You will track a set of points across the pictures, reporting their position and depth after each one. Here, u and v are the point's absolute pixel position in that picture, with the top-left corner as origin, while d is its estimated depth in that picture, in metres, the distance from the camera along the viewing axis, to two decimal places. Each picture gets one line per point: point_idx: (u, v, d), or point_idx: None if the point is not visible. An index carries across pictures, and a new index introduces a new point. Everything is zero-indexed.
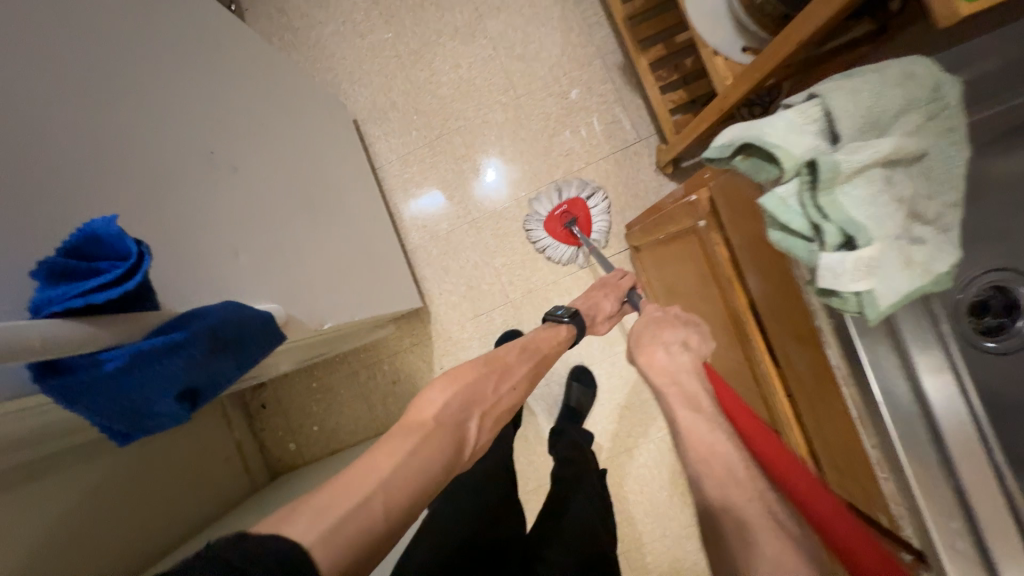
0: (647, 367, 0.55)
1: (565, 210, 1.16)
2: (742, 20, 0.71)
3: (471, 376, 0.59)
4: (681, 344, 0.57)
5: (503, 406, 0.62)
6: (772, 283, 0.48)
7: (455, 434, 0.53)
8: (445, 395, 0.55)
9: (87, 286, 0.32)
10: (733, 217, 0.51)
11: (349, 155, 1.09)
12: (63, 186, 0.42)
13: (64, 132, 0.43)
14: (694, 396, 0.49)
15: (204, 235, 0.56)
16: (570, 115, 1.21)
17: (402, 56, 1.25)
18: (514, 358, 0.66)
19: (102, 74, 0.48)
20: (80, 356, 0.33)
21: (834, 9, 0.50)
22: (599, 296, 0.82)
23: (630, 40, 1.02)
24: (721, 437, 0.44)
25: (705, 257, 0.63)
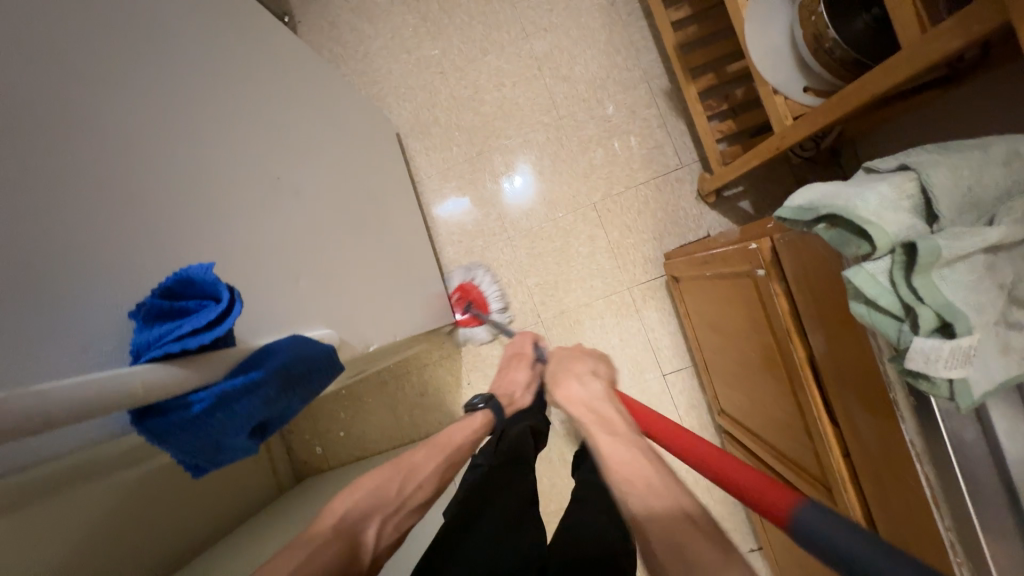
0: (563, 400, 0.55)
1: (458, 298, 1.21)
2: (806, 60, 0.70)
3: (376, 479, 0.59)
4: (592, 374, 0.60)
5: (407, 507, 0.60)
6: (843, 345, 0.46)
7: (352, 540, 0.53)
8: (349, 503, 0.56)
9: (183, 330, 0.34)
10: (801, 273, 0.50)
11: (392, 170, 1.11)
12: (125, 213, 0.44)
13: (124, 160, 0.45)
14: (609, 419, 0.49)
15: (255, 258, 0.57)
16: (611, 139, 1.20)
17: (447, 72, 1.26)
18: (421, 456, 0.65)
19: (156, 105, 0.50)
20: (172, 399, 0.34)
21: (914, 68, 0.49)
22: (511, 370, 0.99)
23: (679, 68, 1.01)
24: (639, 454, 0.42)
25: (762, 304, 0.62)
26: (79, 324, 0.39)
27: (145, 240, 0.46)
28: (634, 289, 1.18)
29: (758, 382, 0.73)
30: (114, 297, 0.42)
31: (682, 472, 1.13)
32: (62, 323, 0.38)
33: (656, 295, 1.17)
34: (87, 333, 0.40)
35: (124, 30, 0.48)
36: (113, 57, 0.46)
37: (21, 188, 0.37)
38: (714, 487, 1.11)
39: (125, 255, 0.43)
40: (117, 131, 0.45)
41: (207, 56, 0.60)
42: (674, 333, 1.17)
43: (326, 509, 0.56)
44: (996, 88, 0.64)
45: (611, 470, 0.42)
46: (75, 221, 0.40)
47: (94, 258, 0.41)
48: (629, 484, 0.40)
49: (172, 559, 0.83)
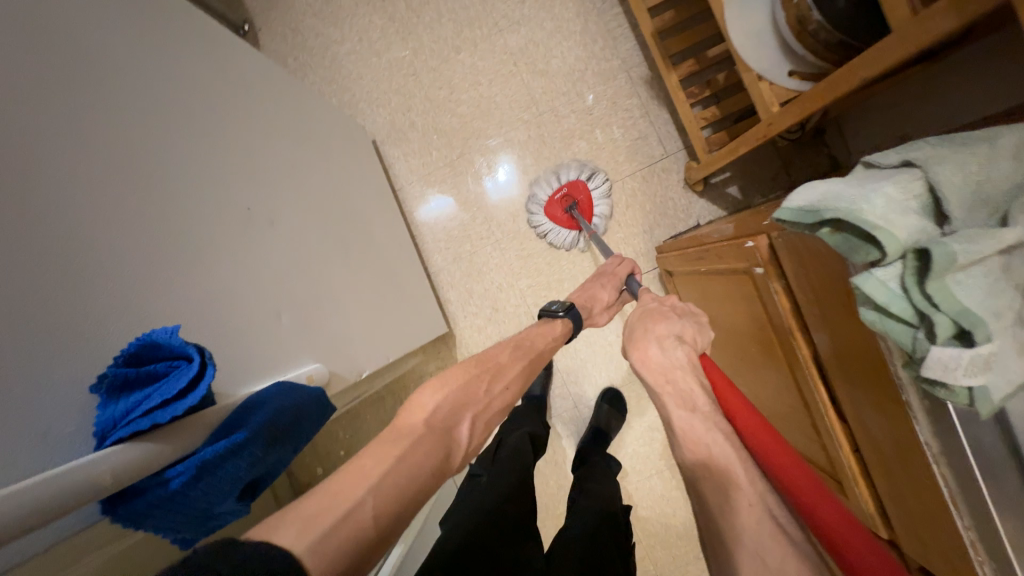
0: (638, 363, 0.50)
1: (565, 193, 1.14)
2: (788, 43, 0.68)
3: (462, 377, 0.56)
4: (677, 337, 0.52)
5: (497, 405, 0.58)
6: (849, 344, 0.45)
7: (445, 436, 0.49)
8: (438, 397, 0.52)
9: (150, 404, 0.32)
10: (802, 272, 0.48)
11: (372, 181, 1.07)
12: (83, 268, 0.41)
13: (78, 211, 0.42)
14: (688, 392, 0.44)
15: (230, 296, 0.54)
16: (594, 132, 1.17)
17: (420, 74, 1.22)
18: (505, 357, 0.62)
19: (106, 145, 0.47)
20: (146, 478, 0.33)
21: (902, 54, 0.48)
22: (594, 287, 0.80)
23: (659, 56, 0.98)
24: (719, 436, 0.38)
25: (761, 301, 0.61)
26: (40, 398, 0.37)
27: (106, 294, 0.42)
28: None
29: (760, 376, 0.72)
30: (74, 362, 0.39)
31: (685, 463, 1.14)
32: (18, 401, 0.35)
33: (650, 289, 1.16)
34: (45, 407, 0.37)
35: (66, 70, 0.45)
36: (54, 99, 0.43)
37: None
38: None
39: (83, 315, 0.40)
40: (69, 181, 0.42)
41: (163, 85, 0.56)
42: None
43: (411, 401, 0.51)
44: (978, 61, 0.63)
45: (684, 447, 0.40)
46: (27, 284, 0.37)
47: (46, 324, 0.38)
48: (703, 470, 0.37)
49: None
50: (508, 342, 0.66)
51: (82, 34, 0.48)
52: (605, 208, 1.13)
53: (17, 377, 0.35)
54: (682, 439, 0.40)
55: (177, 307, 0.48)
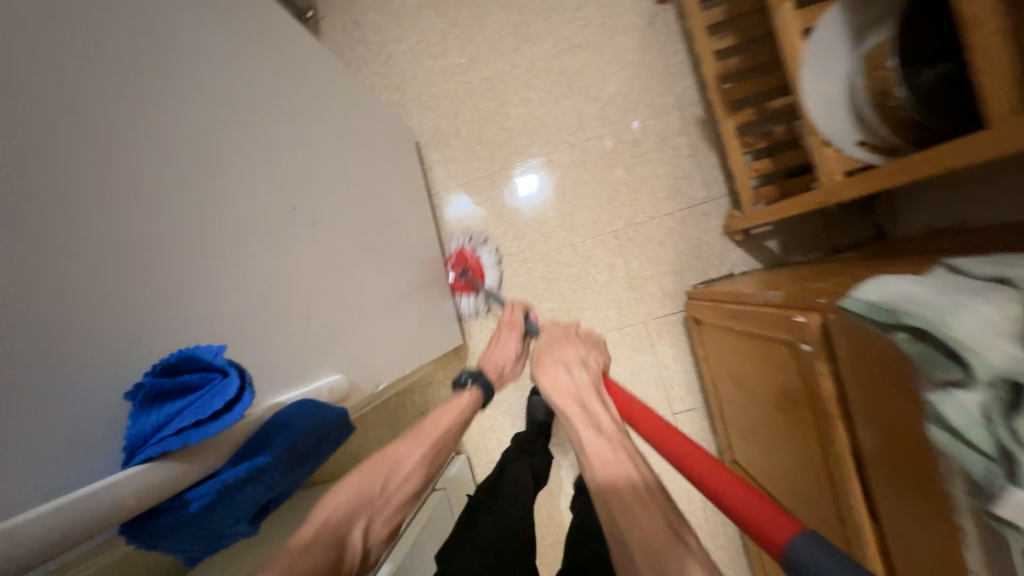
0: (550, 386, 0.59)
1: (455, 261, 1.19)
2: (863, 113, 0.66)
3: (357, 480, 0.57)
4: (581, 362, 0.64)
5: (398, 498, 0.60)
6: (901, 453, 0.43)
7: (337, 546, 0.51)
8: (330, 509, 0.54)
9: (185, 422, 0.34)
10: (857, 365, 0.46)
11: (410, 185, 1.07)
12: (122, 255, 0.41)
13: (123, 197, 0.42)
14: (593, 415, 0.54)
15: (255, 295, 0.53)
16: (638, 165, 1.16)
17: (472, 83, 1.22)
18: (404, 447, 0.63)
19: (154, 131, 0.46)
20: (167, 499, 0.36)
21: (996, 152, 0.45)
22: (499, 343, 0.84)
23: (718, 102, 0.96)
24: (622, 456, 0.47)
25: (801, 378, 0.58)
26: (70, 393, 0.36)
27: (134, 289, 0.41)
28: (650, 323, 1.15)
29: (783, 449, 0.69)
30: (100, 357, 0.38)
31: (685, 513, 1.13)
32: (44, 398, 0.34)
33: (673, 332, 1.14)
34: (88, 404, 0.37)
35: (122, 57, 0.45)
36: (106, 85, 0.43)
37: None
38: (717, 535, 1.09)
39: (114, 305, 0.40)
40: (112, 169, 0.42)
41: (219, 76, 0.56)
42: (688, 372, 1.13)
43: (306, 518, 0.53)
44: None
45: (592, 464, 0.48)
46: (57, 276, 0.36)
47: (75, 317, 0.37)
48: (611, 484, 0.45)
49: None
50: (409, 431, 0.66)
51: (149, 19, 0.48)
52: (495, 268, 1.18)
53: (43, 373, 0.34)
54: (593, 457, 0.48)
55: (206, 307, 0.47)
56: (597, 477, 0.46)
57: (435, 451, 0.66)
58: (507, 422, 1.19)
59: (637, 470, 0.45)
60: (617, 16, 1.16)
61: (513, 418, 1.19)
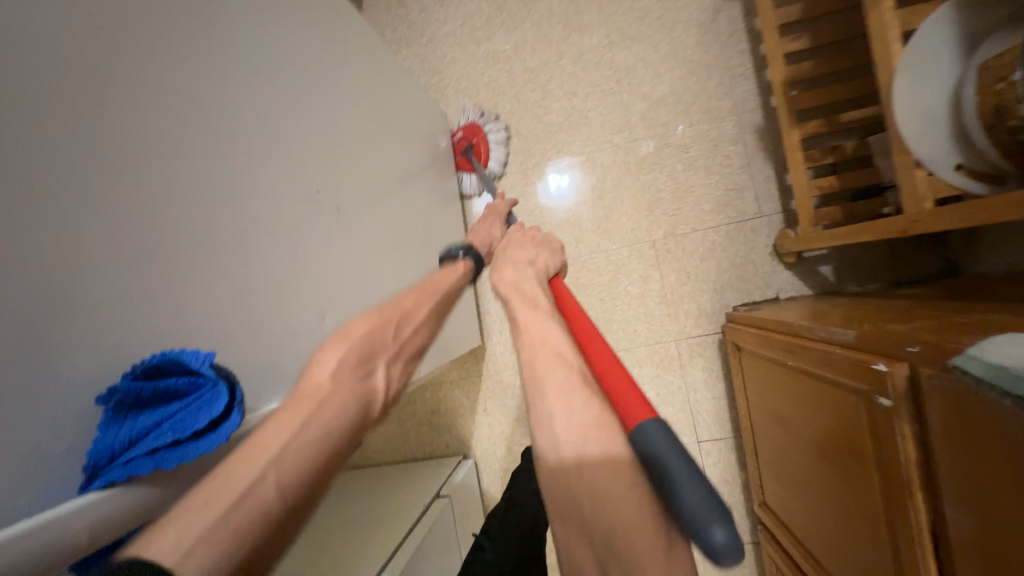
0: (495, 279, 0.52)
1: (462, 137, 1.13)
2: (970, 133, 0.57)
3: (368, 326, 0.52)
4: (529, 262, 0.57)
5: (408, 351, 0.56)
6: (1003, 550, 0.36)
7: (354, 391, 0.47)
8: (340, 353, 0.48)
9: (161, 441, 0.35)
10: (960, 441, 0.38)
11: (441, 175, 1.01)
12: (119, 232, 0.37)
13: (123, 167, 0.38)
14: (535, 298, 0.47)
15: (265, 284, 0.49)
16: (685, 172, 1.07)
17: (515, 72, 1.15)
18: (412, 301, 0.59)
19: (169, 98, 0.42)
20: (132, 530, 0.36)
21: None
22: (485, 226, 0.81)
23: (784, 110, 0.88)
24: (551, 326, 0.41)
25: (868, 433, 0.50)
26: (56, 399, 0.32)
27: (137, 284, 0.37)
28: (682, 343, 1.07)
29: (829, 503, 0.61)
30: (95, 358, 0.34)
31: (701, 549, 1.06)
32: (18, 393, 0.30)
33: (706, 354, 1.06)
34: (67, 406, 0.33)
35: (141, 24, 0.41)
36: (115, 46, 0.38)
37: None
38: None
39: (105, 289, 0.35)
40: (114, 144, 0.37)
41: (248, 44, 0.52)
42: (720, 399, 1.05)
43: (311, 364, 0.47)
44: None
45: (520, 333, 0.42)
46: (48, 265, 0.32)
47: (60, 312, 0.33)
48: (535, 352, 0.38)
49: None
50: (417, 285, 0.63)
51: None
52: (501, 153, 1.13)
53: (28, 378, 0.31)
54: (524, 328, 0.42)
55: (215, 304, 0.43)
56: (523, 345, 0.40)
57: (443, 308, 0.63)
58: (520, 431, 1.13)
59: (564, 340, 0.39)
60: (678, 10, 1.08)
61: (526, 427, 1.13)
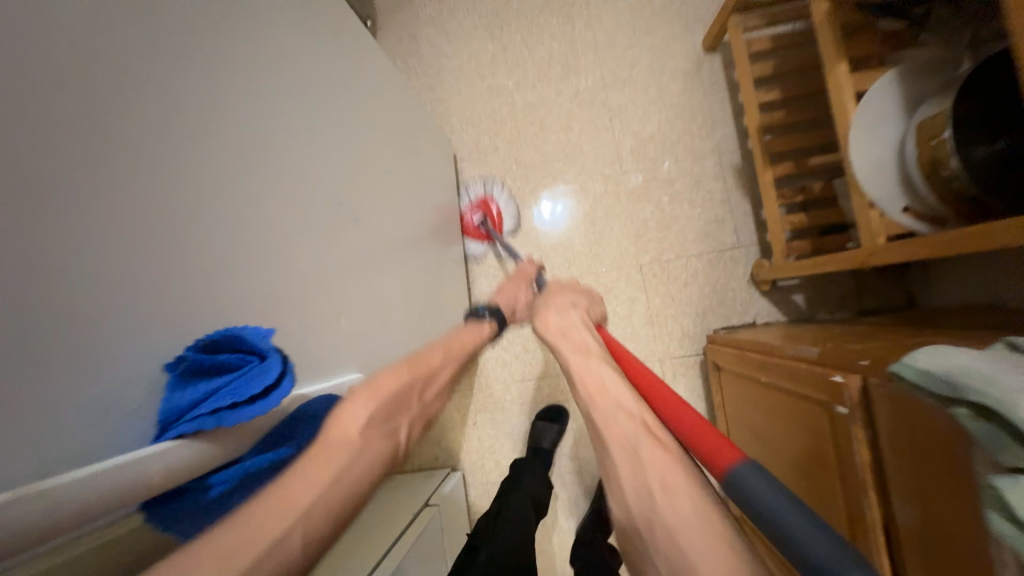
0: (540, 325, 0.62)
1: (476, 209, 1.20)
2: (913, 178, 0.65)
3: (399, 379, 0.57)
4: (571, 305, 0.66)
5: (427, 410, 0.64)
6: (942, 541, 0.40)
7: (380, 442, 0.51)
8: (373, 402, 0.52)
9: (222, 403, 0.37)
10: (901, 443, 0.44)
11: (444, 195, 1.08)
12: (177, 216, 0.39)
13: (190, 158, 0.41)
14: (584, 343, 0.56)
15: (297, 282, 0.53)
16: (670, 204, 1.16)
17: (516, 105, 1.25)
18: (436, 358, 0.65)
19: (237, 105, 0.47)
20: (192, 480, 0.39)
21: None
22: (514, 288, 0.88)
23: (759, 152, 0.97)
24: (609, 374, 0.49)
25: (833, 441, 0.55)
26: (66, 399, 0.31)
27: (146, 290, 0.36)
28: (666, 363, 1.13)
29: None
30: (103, 365, 0.33)
31: None
32: (73, 357, 0.31)
33: (688, 374, 1.11)
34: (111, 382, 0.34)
35: (175, 33, 0.40)
36: (200, 52, 0.43)
37: (68, 208, 0.31)
38: None
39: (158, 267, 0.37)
40: (187, 137, 0.40)
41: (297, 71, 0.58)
42: None
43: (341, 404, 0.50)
44: None
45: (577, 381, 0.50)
46: (116, 238, 0.34)
47: (119, 282, 0.34)
48: (597, 395, 0.47)
49: None
50: (441, 341, 0.70)
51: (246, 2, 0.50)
52: (514, 220, 1.20)
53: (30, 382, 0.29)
54: (582, 374, 0.50)
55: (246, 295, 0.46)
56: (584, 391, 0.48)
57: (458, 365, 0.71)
58: (508, 445, 1.16)
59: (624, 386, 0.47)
60: (666, 58, 1.19)
61: (514, 441, 1.16)
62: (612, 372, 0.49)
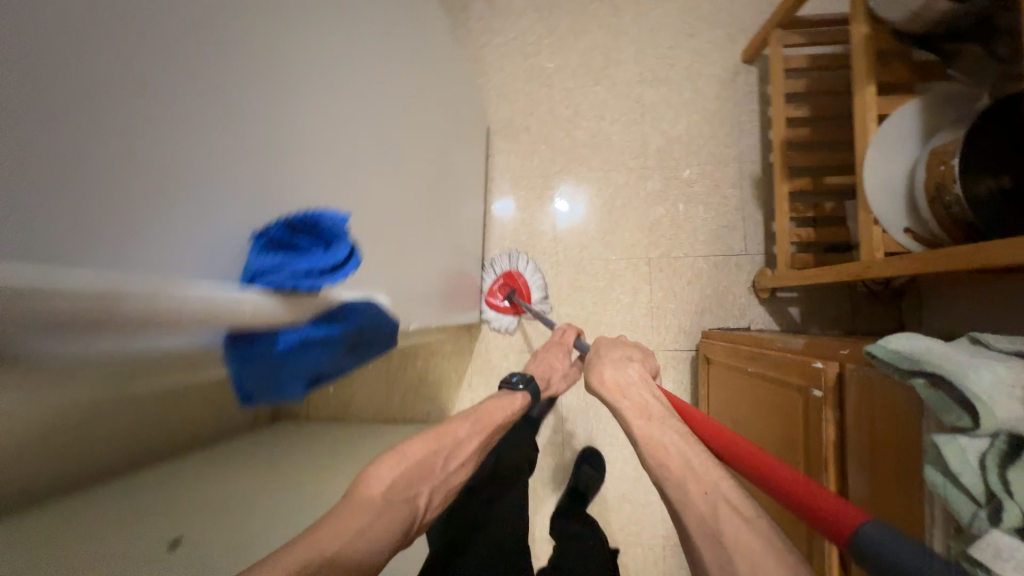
0: (597, 382, 0.64)
1: (502, 283, 1.23)
2: (917, 203, 0.70)
3: (421, 452, 0.64)
4: (628, 360, 0.67)
5: (451, 480, 0.67)
6: (886, 505, 0.46)
7: (400, 508, 0.58)
8: (396, 472, 0.60)
9: (302, 268, 0.40)
10: (864, 421, 0.49)
11: (471, 164, 1.12)
12: (226, 96, 0.40)
13: (248, 46, 0.42)
14: (644, 405, 0.57)
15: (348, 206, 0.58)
16: (686, 204, 1.21)
17: (554, 88, 1.28)
18: (465, 431, 0.70)
19: (316, 27, 0.50)
20: (263, 330, 0.39)
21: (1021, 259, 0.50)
22: (550, 358, 0.95)
23: (779, 165, 1.02)
24: (674, 442, 0.50)
25: (804, 424, 0.61)
26: (60, 233, 0.29)
27: (163, 159, 0.35)
28: (659, 354, 1.18)
29: None
30: (111, 225, 0.32)
31: (640, 542, 1.16)
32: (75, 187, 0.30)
33: (678, 367, 1.17)
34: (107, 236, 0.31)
35: None
36: None
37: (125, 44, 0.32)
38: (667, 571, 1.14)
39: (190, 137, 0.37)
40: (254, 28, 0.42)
41: (370, 13, 0.62)
42: None
43: (370, 473, 0.59)
44: None
45: (646, 451, 0.51)
46: (163, 91, 0.35)
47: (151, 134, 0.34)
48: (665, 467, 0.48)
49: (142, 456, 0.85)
50: (471, 409, 0.75)
51: None
52: (540, 293, 1.21)
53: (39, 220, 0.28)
54: (644, 443, 0.52)
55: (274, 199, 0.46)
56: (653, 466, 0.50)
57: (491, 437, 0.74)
58: None
59: (691, 458, 0.48)
60: (704, 64, 1.23)
61: None
62: (685, 442, 0.50)
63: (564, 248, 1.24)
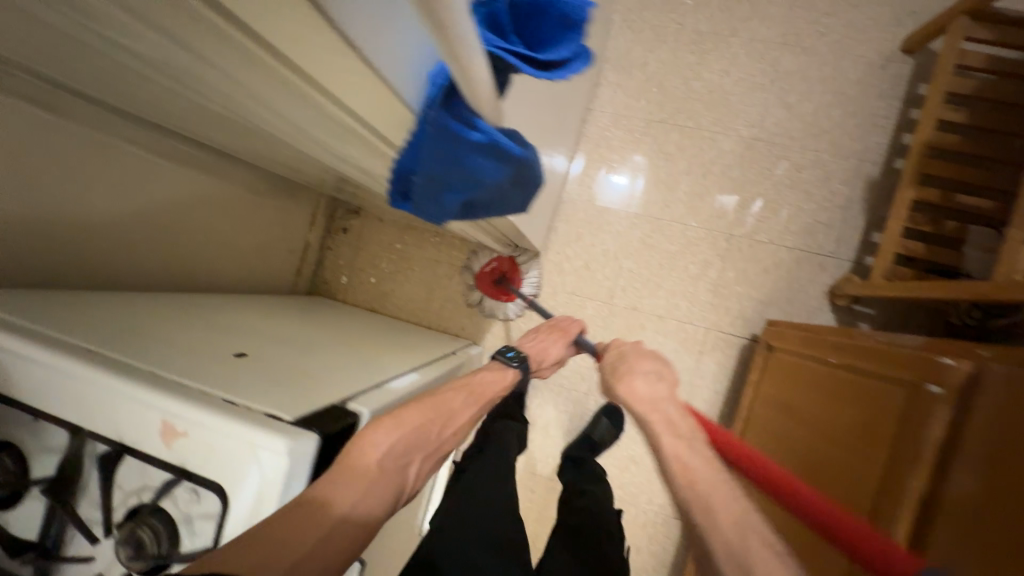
0: (629, 396, 0.60)
1: (492, 266, 1.18)
2: None
3: (420, 418, 0.54)
4: (657, 374, 0.63)
5: (445, 451, 0.58)
6: (991, 504, 0.44)
7: (393, 479, 0.48)
8: (391, 439, 0.49)
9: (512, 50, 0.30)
10: (997, 423, 0.47)
11: (578, 83, 1.04)
12: None
13: None
14: (674, 422, 0.55)
15: None
16: (788, 189, 1.13)
17: (686, 29, 1.17)
18: (458, 403, 0.62)
19: None
20: (467, 111, 0.31)
21: None
22: (546, 342, 0.80)
23: (910, 167, 0.93)
24: (710, 469, 0.48)
25: (899, 415, 0.58)
26: None
27: None
28: (710, 333, 1.14)
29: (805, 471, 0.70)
30: None
31: (636, 504, 1.17)
32: None
33: (727, 351, 1.13)
34: None
35: None
36: None
37: None
38: (653, 533, 1.16)
39: None
40: None
41: None
42: (717, 394, 1.14)
43: (359, 437, 0.48)
44: None
45: (674, 472, 0.49)
46: None
47: None
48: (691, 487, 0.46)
49: (183, 270, 0.86)
50: (462, 380, 0.66)
51: None
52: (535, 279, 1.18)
53: None
54: (673, 457, 0.50)
55: None
56: (679, 480, 0.48)
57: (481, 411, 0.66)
58: None
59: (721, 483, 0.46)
60: (858, 42, 1.11)
61: None
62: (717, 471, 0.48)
63: (645, 201, 1.18)
